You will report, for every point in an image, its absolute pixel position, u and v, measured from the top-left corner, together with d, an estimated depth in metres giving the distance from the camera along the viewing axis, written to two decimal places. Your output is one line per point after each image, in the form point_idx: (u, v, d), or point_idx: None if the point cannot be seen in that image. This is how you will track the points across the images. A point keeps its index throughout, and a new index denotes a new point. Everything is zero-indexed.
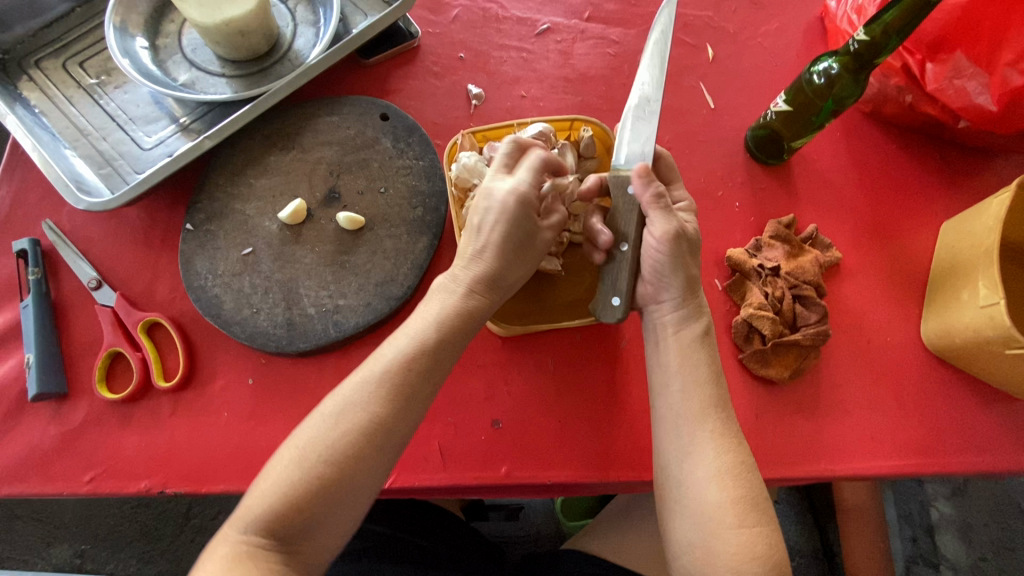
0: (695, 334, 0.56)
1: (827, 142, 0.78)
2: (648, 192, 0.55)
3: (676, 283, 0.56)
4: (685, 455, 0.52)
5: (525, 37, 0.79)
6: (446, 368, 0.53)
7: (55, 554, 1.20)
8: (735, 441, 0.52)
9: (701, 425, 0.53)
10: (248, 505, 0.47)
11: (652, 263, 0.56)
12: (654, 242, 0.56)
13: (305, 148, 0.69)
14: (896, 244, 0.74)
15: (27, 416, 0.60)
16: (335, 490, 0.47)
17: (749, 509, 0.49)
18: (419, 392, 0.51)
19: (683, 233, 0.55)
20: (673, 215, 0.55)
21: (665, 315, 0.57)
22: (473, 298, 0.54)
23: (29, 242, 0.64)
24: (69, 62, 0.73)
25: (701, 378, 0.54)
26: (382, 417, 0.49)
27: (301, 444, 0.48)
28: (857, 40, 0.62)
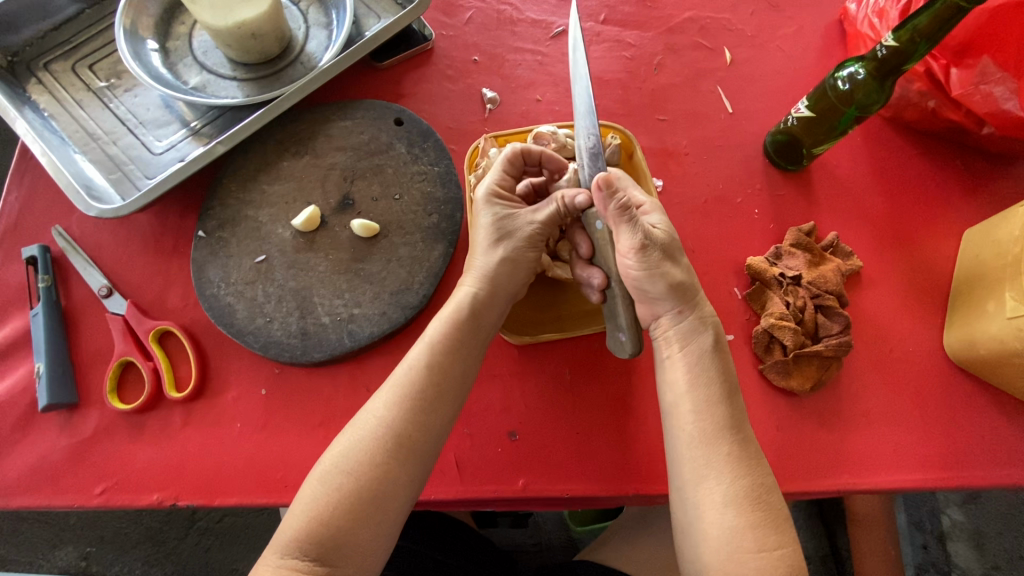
0: (705, 348, 0.55)
1: (847, 148, 0.77)
2: (612, 205, 0.52)
3: (663, 295, 0.55)
4: (699, 479, 0.51)
5: (540, 39, 0.78)
6: (462, 385, 0.54)
7: (60, 557, 1.19)
8: (751, 463, 0.51)
9: (715, 448, 0.51)
10: (286, 529, 0.48)
11: (635, 281, 0.55)
12: (630, 260, 0.54)
13: (318, 153, 0.68)
14: (917, 252, 0.73)
15: (38, 426, 0.59)
16: (368, 509, 0.48)
17: (767, 533, 0.48)
18: (437, 409, 0.52)
19: (650, 242, 0.53)
20: (639, 226, 0.53)
21: (668, 329, 0.56)
22: (475, 308, 0.56)
23: (39, 249, 0.63)
24: (79, 64, 0.72)
25: (713, 397, 0.53)
26: (403, 432, 0.50)
27: (332, 463, 0.50)
28: (885, 46, 0.60)
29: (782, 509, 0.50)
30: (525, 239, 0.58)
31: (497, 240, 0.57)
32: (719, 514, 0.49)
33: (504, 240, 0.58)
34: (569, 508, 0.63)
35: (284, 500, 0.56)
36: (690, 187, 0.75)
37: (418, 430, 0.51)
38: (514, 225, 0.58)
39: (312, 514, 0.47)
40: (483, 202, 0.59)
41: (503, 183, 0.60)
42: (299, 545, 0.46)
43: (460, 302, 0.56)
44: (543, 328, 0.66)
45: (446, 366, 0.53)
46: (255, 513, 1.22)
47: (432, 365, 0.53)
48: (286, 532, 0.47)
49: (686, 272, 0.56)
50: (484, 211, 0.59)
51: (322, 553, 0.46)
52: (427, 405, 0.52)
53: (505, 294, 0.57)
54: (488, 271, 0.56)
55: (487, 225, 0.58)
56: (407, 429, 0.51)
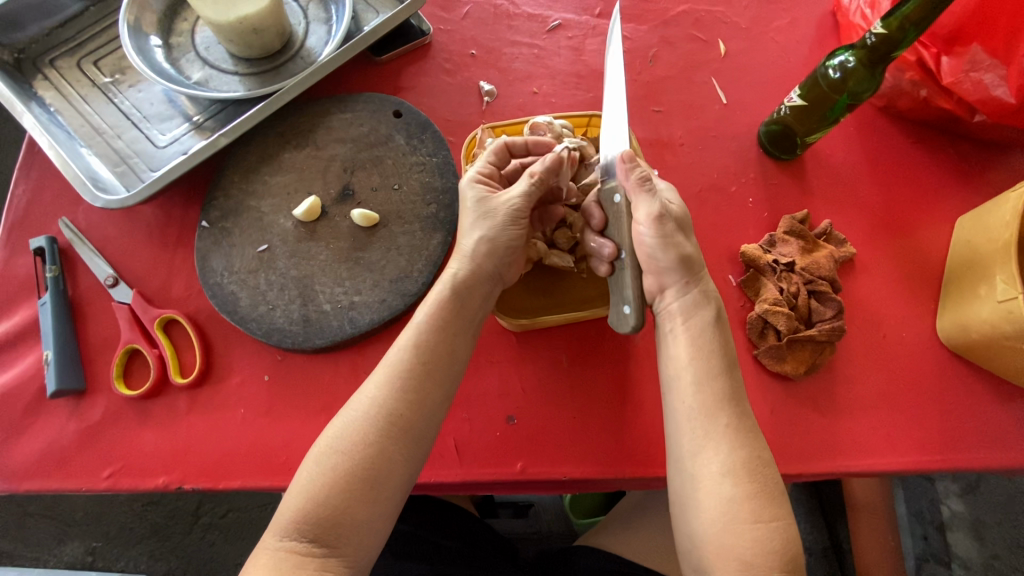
0: (708, 322, 0.55)
1: (841, 138, 0.78)
2: (631, 175, 0.55)
3: (672, 266, 0.56)
4: (697, 451, 0.52)
5: (536, 33, 0.79)
6: (455, 367, 0.56)
7: (67, 552, 1.20)
8: (748, 436, 0.52)
9: (714, 420, 0.52)
10: (284, 512, 0.49)
11: (648, 250, 0.56)
12: (646, 229, 0.55)
13: (319, 145, 0.69)
14: (910, 239, 0.73)
15: (46, 412, 0.60)
16: (364, 489, 0.49)
17: (763, 504, 0.49)
18: (429, 390, 0.53)
19: (667, 212, 0.55)
20: (657, 196, 0.55)
21: (673, 303, 0.57)
22: (459, 287, 0.57)
23: (46, 240, 0.64)
24: (84, 61, 0.73)
25: (713, 370, 0.54)
26: (397, 411, 0.52)
27: (328, 444, 0.51)
28: (874, 34, 0.61)
29: (778, 482, 0.51)
30: (504, 218, 0.58)
31: (478, 220, 0.58)
32: (716, 485, 0.50)
33: (484, 221, 0.58)
34: (566, 491, 0.64)
35: (287, 483, 0.58)
36: (686, 177, 0.76)
37: (411, 410, 0.52)
38: (494, 204, 0.58)
39: (310, 495, 0.48)
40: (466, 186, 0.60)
41: (487, 170, 0.61)
42: (298, 525, 0.48)
43: (447, 282, 0.57)
44: (542, 314, 0.67)
45: (436, 347, 0.55)
46: (259, 507, 1.24)
47: (423, 347, 0.54)
48: (285, 514, 0.49)
49: (695, 248, 0.57)
50: (468, 192, 0.60)
51: (320, 533, 0.47)
52: (419, 386, 0.53)
53: (488, 275, 0.58)
54: (472, 251, 0.57)
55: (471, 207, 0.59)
56: (399, 409, 0.52)
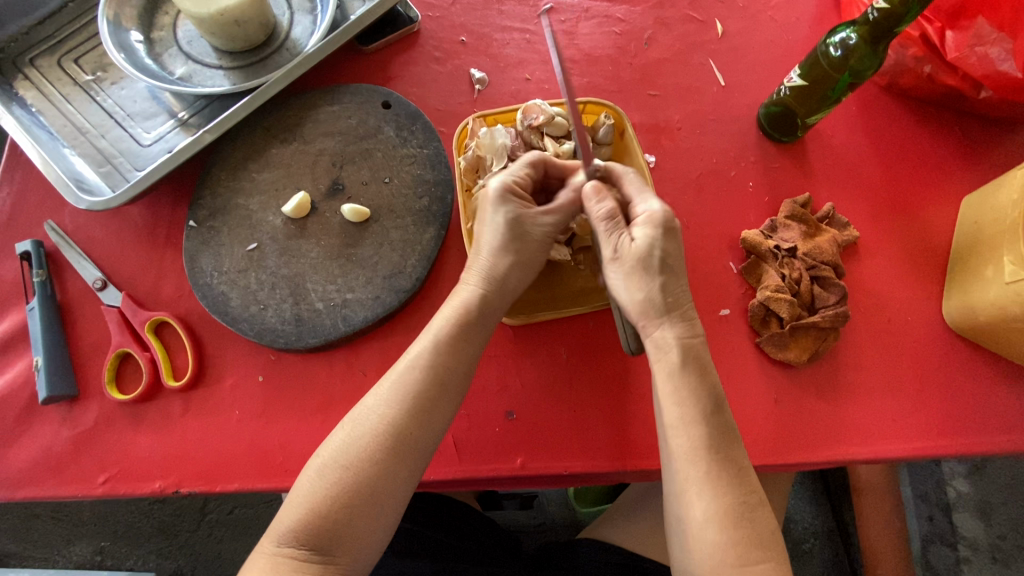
0: (674, 367, 0.52)
1: (843, 118, 0.75)
2: (597, 212, 0.56)
3: (628, 309, 0.55)
4: (683, 492, 0.51)
5: (527, 18, 0.77)
6: (464, 381, 0.55)
7: (76, 552, 1.21)
8: (736, 482, 0.50)
9: (694, 466, 0.50)
10: (279, 521, 0.49)
11: (614, 291, 0.55)
12: (606, 270, 0.56)
13: (307, 139, 0.67)
14: (915, 220, 0.72)
15: (39, 419, 0.59)
16: (363, 504, 0.48)
17: (749, 548, 0.48)
18: (442, 404, 0.53)
19: (623, 257, 0.54)
20: (615, 236, 0.55)
21: (643, 339, 0.56)
22: (480, 308, 0.56)
23: (32, 244, 0.63)
24: (64, 58, 0.72)
25: (693, 415, 0.51)
26: (406, 429, 0.51)
27: (330, 458, 0.50)
28: (876, 9, 0.58)
29: (768, 527, 0.50)
30: (536, 240, 0.57)
31: (506, 241, 0.56)
32: (700, 531, 0.49)
33: (515, 242, 0.56)
34: (568, 485, 0.64)
35: (285, 484, 0.57)
36: (684, 162, 0.74)
37: (418, 427, 0.51)
38: (528, 226, 0.56)
39: (310, 507, 0.48)
40: (493, 198, 0.56)
41: (519, 180, 0.58)
42: (294, 536, 0.47)
43: (465, 300, 0.55)
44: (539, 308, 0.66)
45: (448, 366, 0.53)
46: (264, 503, 1.24)
47: (434, 364, 0.53)
48: (282, 522, 0.48)
49: (658, 288, 0.53)
50: (494, 207, 0.56)
51: (319, 543, 0.47)
52: (431, 404, 0.52)
53: (510, 290, 0.57)
54: (496, 270, 0.56)
55: (497, 226, 0.56)
56: (409, 429, 0.51)
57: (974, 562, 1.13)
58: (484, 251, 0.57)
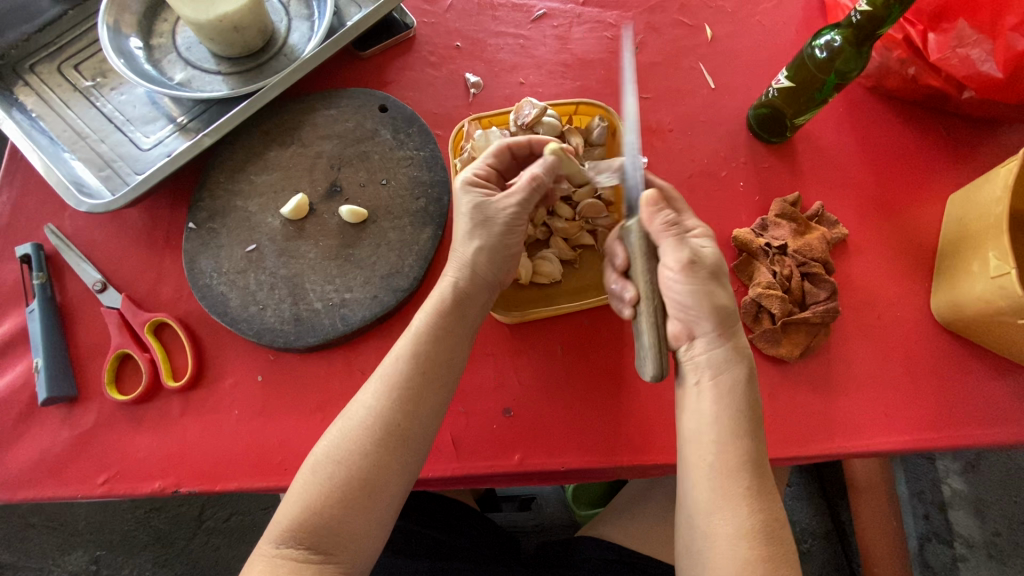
0: (740, 378, 0.54)
1: (830, 119, 0.77)
2: (659, 219, 0.55)
3: (706, 315, 0.54)
4: (713, 510, 0.51)
5: (521, 23, 0.79)
6: (453, 373, 0.55)
7: (71, 561, 1.20)
8: (767, 498, 0.51)
9: (734, 481, 0.51)
10: (279, 520, 0.49)
11: (676, 297, 0.55)
12: (676, 276, 0.54)
13: (305, 142, 0.68)
14: (902, 217, 0.73)
15: (37, 420, 0.59)
16: (360, 498, 0.49)
17: (779, 565, 0.49)
18: (425, 396, 0.53)
19: (699, 260, 0.54)
20: (685, 243, 0.54)
21: (702, 352, 0.55)
22: (460, 295, 0.56)
23: (32, 246, 0.63)
24: (64, 65, 0.73)
25: (737, 429, 0.52)
26: (396, 421, 0.51)
27: (324, 454, 0.50)
28: (858, 12, 0.59)
29: (791, 542, 0.51)
30: (502, 227, 0.57)
31: (475, 228, 0.57)
32: (731, 547, 0.49)
33: (481, 229, 0.57)
34: (564, 482, 0.64)
35: (284, 483, 0.57)
36: (676, 163, 0.75)
37: (407, 419, 0.52)
38: (491, 211, 0.57)
39: (307, 503, 0.48)
40: (460, 189, 0.58)
41: (484, 172, 0.59)
42: (292, 534, 0.47)
43: (442, 292, 0.57)
44: (532, 306, 0.67)
45: (434, 356, 0.54)
46: (262, 511, 1.23)
47: (419, 356, 0.54)
48: (281, 521, 0.48)
49: (730, 299, 0.56)
50: (462, 200, 0.58)
51: (317, 541, 0.47)
52: (416, 393, 0.53)
53: (486, 282, 0.57)
54: (469, 261, 0.57)
55: (466, 213, 0.57)
56: (397, 419, 0.51)
57: (970, 559, 1.14)
58: (459, 241, 0.58)
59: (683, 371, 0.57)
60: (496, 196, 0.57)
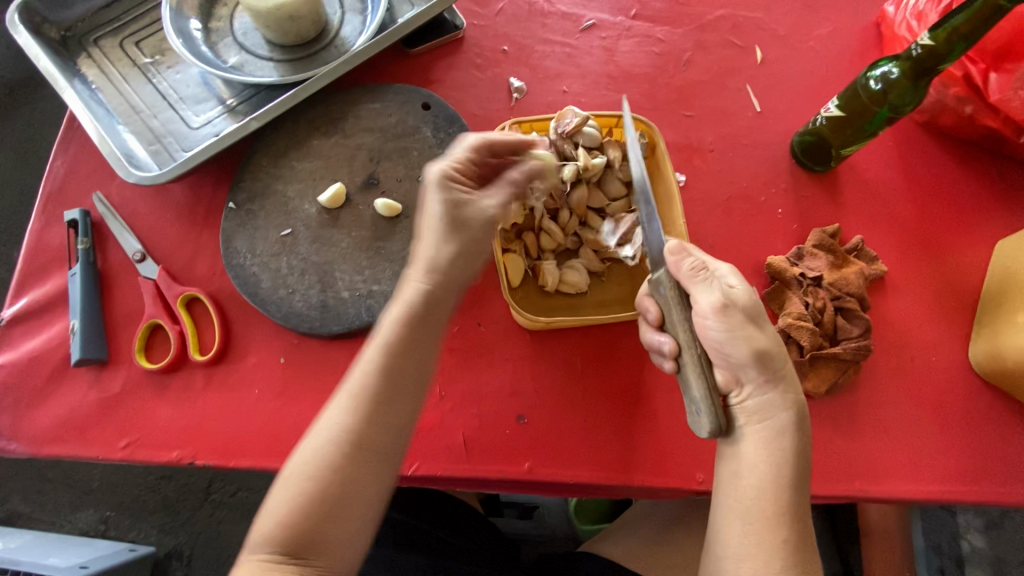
0: (783, 427, 0.52)
1: (877, 151, 0.75)
2: (686, 266, 0.52)
3: (747, 361, 0.52)
4: (745, 557, 0.51)
5: (569, 32, 0.79)
6: (423, 376, 0.52)
7: (81, 519, 1.23)
8: (804, 553, 0.50)
9: (771, 533, 0.50)
10: (259, 527, 0.48)
11: (716, 343, 0.53)
12: (712, 323, 0.52)
13: (347, 133, 0.70)
14: (944, 259, 0.71)
15: (68, 380, 0.61)
16: (334, 504, 0.48)
17: None
18: (396, 402, 0.51)
19: (730, 302, 0.52)
20: (715, 284, 0.53)
21: (748, 400, 0.53)
22: (426, 300, 0.52)
23: (80, 213, 0.66)
24: (126, 41, 0.75)
25: (782, 482, 0.51)
26: (365, 429, 0.49)
27: (297, 462, 0.49)
28: (920, 45, 0.59)
29: None
30: (479, 228, 0.53)
31: (449, 229, 0.52)
32: None
33: (453, 229, 0.52)
34: (571, 495, 0.64)
35: None
36: (715, 184, 0.74)
37: (376, 425, 0.50)
38: (468, 212, 0.53)
39: (282, 513, 0.47)
40: (434, 185, 0.53)
41: (458, 169, 0.54)
42: (269, 545, 0.47)
43: (410, 296, 0.52)
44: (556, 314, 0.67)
45: (401, 361, 0.51)
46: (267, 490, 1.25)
47: (388, 363, 0.51)
48: (260, 529, 0.48)
49: (772, 339, 0.53)
50: (434, 195, 0.53)
51: (294, 548, 0.46)
52: (386, 400, 0.51)
53: (455, 287, 0.54)
54: (438, 261, 0.53)
55: (438, 211, 0.53)
56: (367, 426, 0.49)
57: None
58: (428, 241, 0.53)
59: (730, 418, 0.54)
60: (475, 197, 0.54)
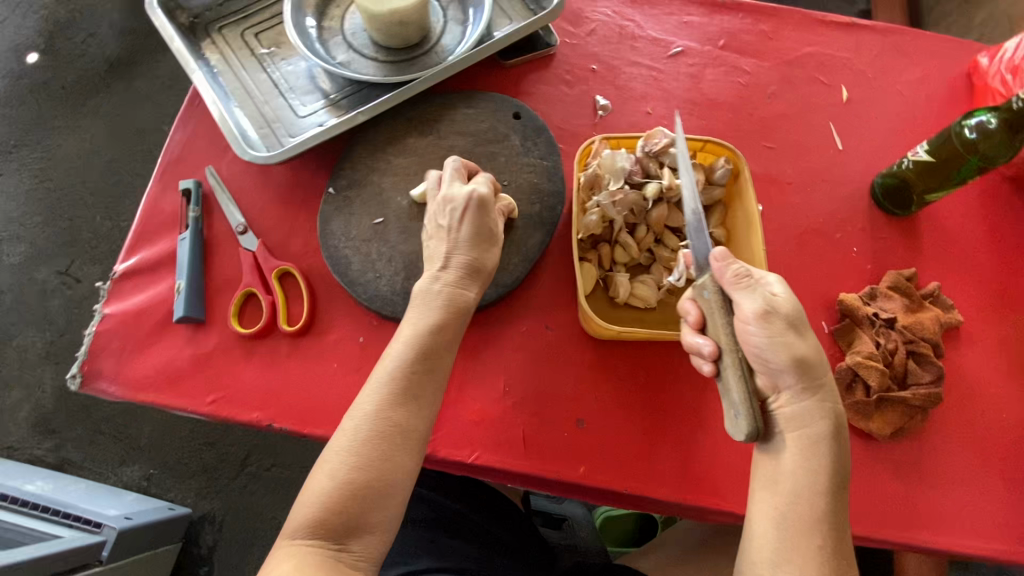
0: (823, 436, 0.52)
1: (960, 200, 0.74)
2: (729, 273, 0.53)
3: (789, 368, 0.51)
4: (782, 562, 0.51)
5: (657, 57, 0.82)
6: (449, 369, 0.57)
7: (126, 474, 1.30)
8: (841, 560, 0.51)
9: (808, 539, 0.51)
10: (297, 512, 0.51)
11: (757, 349, 0.52)
12: (754, 329, 0.52)
13: (441, 134, 0.74)
14: (1022, 316, 0.70)
15: (167, 335, 0.67)
16: (372, 496, 0.51)
17: None
18: (425, 394, 0.55)
19: (774, 310, 0.52)
20: (758, 291, 0.52)
21: (788, 406, 0.53)
22: (453, 303, 0.59)
23: (193, 183, 0.72)
24: (247, 32, 0.82)
25: (819, 489, 0.51)
26: (399, 419, 0.53)
27: (333, 452, 0.52)
28: (1021, 100, 0.58)
29: None
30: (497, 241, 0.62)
31: (476, 238, 0.60)
32: None
33: (482, 240, 0.60)
34: (620, 506, 0.65)
35: None
36: (790, 216, 0.75)
37: (409, 416, 0.54)
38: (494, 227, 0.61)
39: (322, 500, 0.50)
40: (471, 200, 0.59)
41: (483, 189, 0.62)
42: (310, 528, 0.49)
43: (449, 297, 0.58)
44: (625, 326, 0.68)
45: (429, 355, 0.56)
46: (300, 469, 1.30)
47: (421, 356, 0.55)
48: (297, 514, 0.50)
49: (813, 348, 0.53)
50: (471, 206, 0.60)
51: (337, 534, 0.50)
52: (417, 392, 0.55)
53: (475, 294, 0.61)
54: (468, 269, 0.60)
55: (472, 222, 0.60)
56: (400, 415, 0.54)
57: None
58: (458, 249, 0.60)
59: (769, 423, 0.54)
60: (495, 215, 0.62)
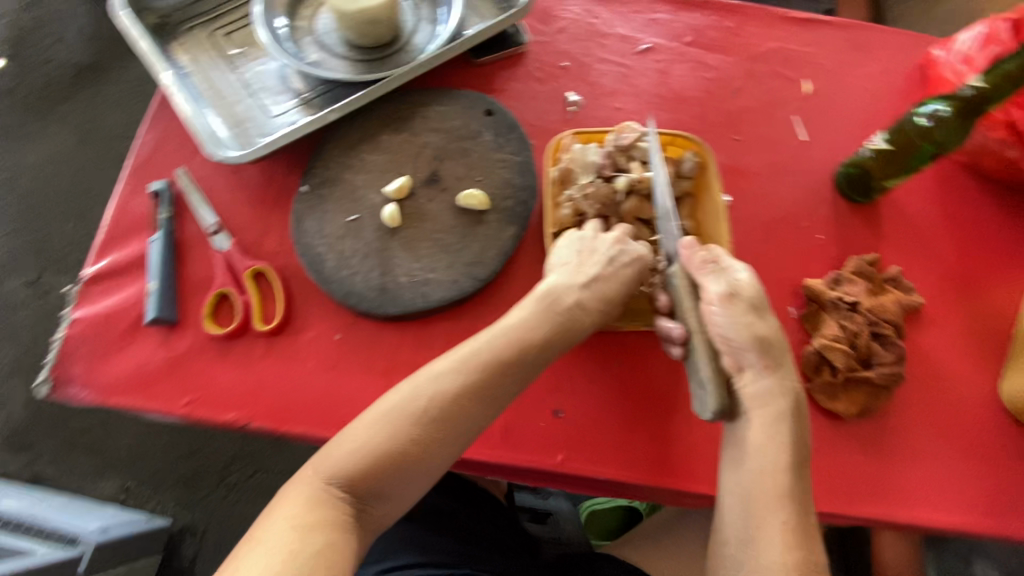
0: (784, 412, 0.54)
1: (917, 187, 0.77)
2: (695, 258, 0.57)
3: (749, 346, 0.54)
4: (750, 539, 0.52)
5: (626, 53, 0.83)
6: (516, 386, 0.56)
7: (102, 487, 1.27)
8: (807, 534, 0.51)
9: (772, 513, 0.52)
10: (301, 480, 0.51)
11: (721, 331, 0.55)
12: (718, 310, 0.55)
13: (414, 132, 0.74)
14: (978, 297, 0.73)
15: (139, 337, 0.66)
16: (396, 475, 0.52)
17: None
18: (484, 398, 0.55)
19: (737, 292, 0.55)
20: (723, 275, 0.56)
21: (750, 385, 0.55)
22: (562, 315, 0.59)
23: (164, 184, 0.72)
24: (217, 33, 0.81)
25: (780, 464, 0.53)
26: (444, 413, 0.53)
27: (359, 434, 0.52)
28: (974, 87, 0.61)
29: None
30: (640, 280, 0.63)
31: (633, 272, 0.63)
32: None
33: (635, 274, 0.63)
34: (599, 493, 0.66)
35: None
36: (758, 206, 0.77)
37: (454, 416, 0.54)
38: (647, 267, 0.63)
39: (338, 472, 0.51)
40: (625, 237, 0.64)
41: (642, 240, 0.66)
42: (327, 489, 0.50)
43: (554, 304, 0.60)
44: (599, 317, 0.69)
45: (502, 360, 0.56)
46: (282, 476, 1.29)
47: (484, 360, 0.55)
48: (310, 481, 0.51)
49: (773, 329, 0.56)
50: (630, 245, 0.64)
51: (342, 511, 0.50)
52: (472, 397, 0.54)
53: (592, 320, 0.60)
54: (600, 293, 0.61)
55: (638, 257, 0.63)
56: (446, 411, 0.53)
57: None
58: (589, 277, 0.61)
59: (734, 402, 0.56)
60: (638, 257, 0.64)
